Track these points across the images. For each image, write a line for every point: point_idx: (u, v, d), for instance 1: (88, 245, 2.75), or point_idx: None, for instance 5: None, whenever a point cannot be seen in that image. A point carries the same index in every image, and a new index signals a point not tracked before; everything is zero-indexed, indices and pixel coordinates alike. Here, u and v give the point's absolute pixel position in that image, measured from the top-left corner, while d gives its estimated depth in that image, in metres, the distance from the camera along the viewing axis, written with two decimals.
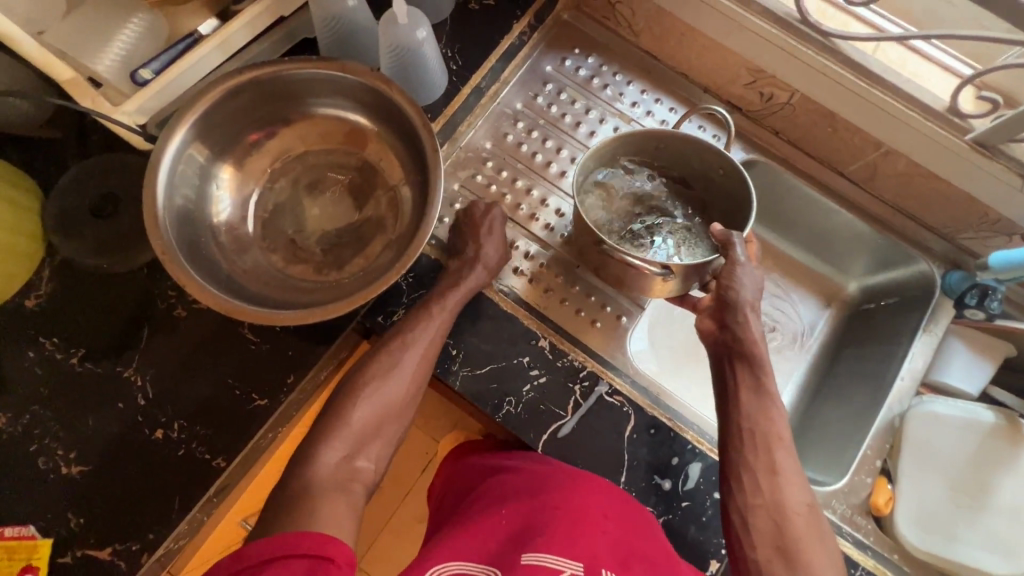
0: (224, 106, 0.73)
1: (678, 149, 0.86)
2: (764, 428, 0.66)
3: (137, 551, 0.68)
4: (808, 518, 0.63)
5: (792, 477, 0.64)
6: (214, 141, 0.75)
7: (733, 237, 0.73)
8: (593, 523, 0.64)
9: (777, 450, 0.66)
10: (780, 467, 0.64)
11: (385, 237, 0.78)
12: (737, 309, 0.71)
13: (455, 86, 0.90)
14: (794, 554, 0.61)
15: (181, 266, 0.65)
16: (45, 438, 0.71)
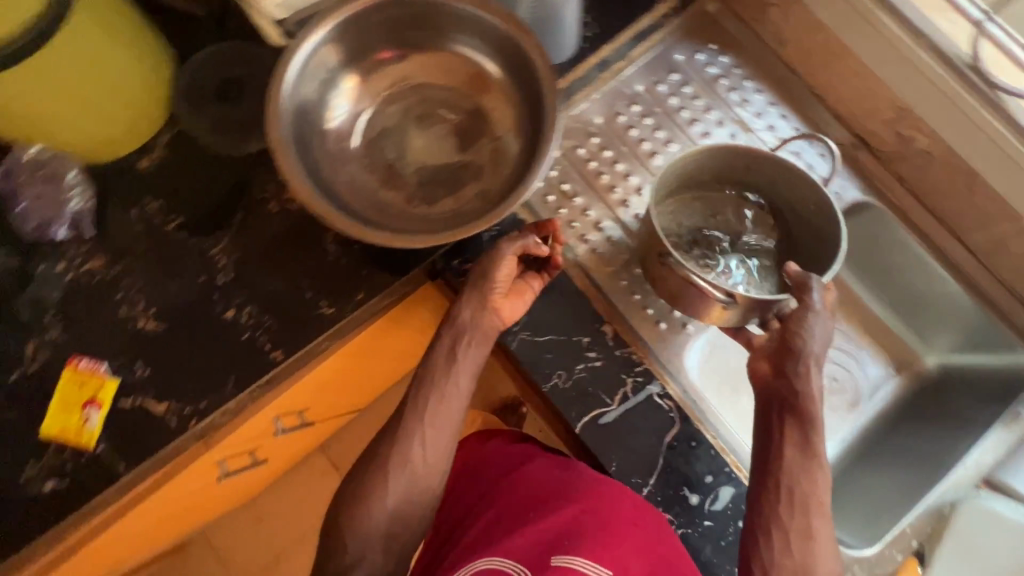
0: (367, 17, 0.76)
1: (768, 173, 0.82)
2: (805, 490, 0.63)
3: (189, 414, 0.72)
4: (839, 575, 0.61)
5: (826, 545, 0.62)
6: (347, 48, 0.77)
7: (811, 280, 0.69)
8: (622, 531, 0.65)
9: (815, 516, 0.62)
10: (815, 534, 0.62)
11: (479, 185, 0.78)
12: (800, 359, 0.67)
13: (583, 53, 0.88)
14: None
15: (292, 161, 0.68)
16: (131, 290, 0.75)
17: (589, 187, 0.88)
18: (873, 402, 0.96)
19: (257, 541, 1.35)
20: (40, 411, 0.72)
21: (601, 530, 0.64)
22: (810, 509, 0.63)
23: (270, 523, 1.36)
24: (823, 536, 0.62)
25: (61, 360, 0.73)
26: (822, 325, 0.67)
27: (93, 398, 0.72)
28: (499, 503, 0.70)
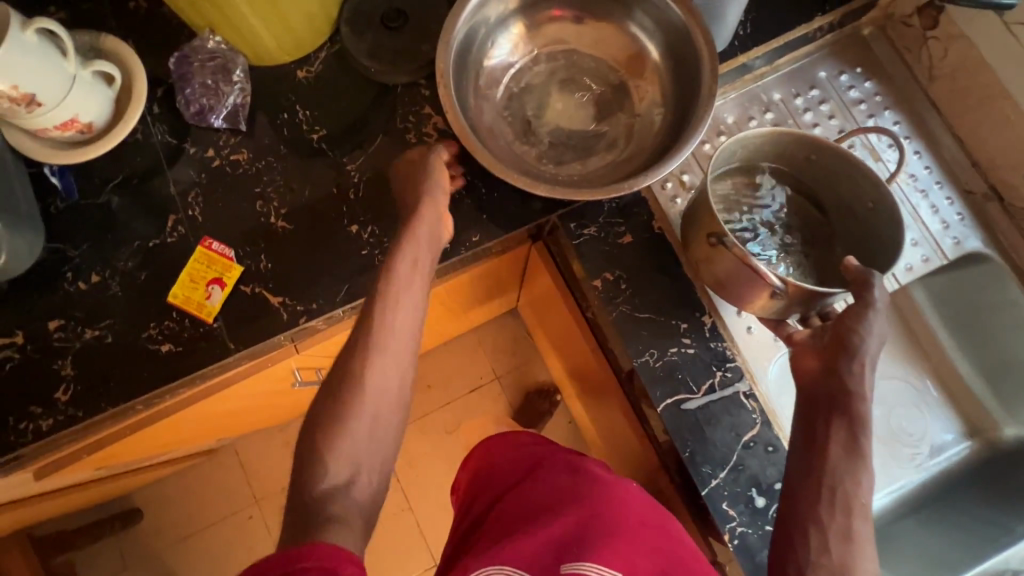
0: None
1: (831, 167, 0.77)
2: (849, 490, 0.59)
3: (300, 312, 0.76)
4: None
5: (867, 551, 0.58)
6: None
7: (872, 277, 0.65)
8: (629, 534, 0.66)
9: (857, 516, 0.59)
10: (856, 535, 0.58)
11: (610, 156, 0.80)
12: (855, 358, 0.63)
13: (733, 50, 0.89)
14: None
15: (450, 91, 0.71)
16: (268, 187, 0.80)
17: None
18: (936, 460, 0.94)
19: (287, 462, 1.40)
20: (169, 278, 0.77)
21: (607, 535, 0.65)
22: (852, 512, 0.59)
23: None
24: (864, 541, 0.58)
25: (195, 238, 0.79)
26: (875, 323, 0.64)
27: (218, 277, 0.77)
28: (510, 505, 0.71)
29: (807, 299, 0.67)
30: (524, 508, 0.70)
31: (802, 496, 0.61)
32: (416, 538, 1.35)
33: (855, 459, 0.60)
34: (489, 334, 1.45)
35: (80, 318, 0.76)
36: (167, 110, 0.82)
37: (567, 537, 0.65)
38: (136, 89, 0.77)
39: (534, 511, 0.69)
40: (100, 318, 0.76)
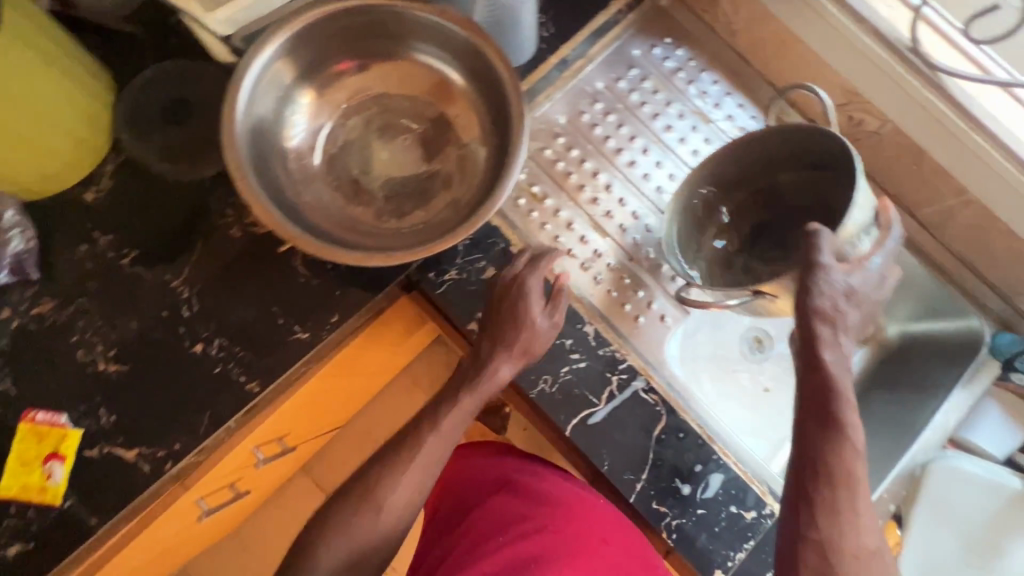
0: (317, 31, 0.72)
1: (796, 145, 0.76)
2: (833, 459, 0.58)
3: (162, 458, 0.68)
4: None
5: (857, 524, 0.57)
6: (301, 65, 0.74)
7: (820, 232, 0.61)
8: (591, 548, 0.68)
9: (842, 487, 0.57)
10: (843, 508, 0.57)
11: (449, 194, 0.77)
12: (813, 314, 0.61)
13: (543, 53, 0.87)
14: None
15: (251, 184, 0.65)
16: (87, 332, 0.71)
17: (559, 188, 0.88)
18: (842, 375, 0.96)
19: None
20: None
21: (570, 551, 0.68)
22: (838, 484, 0.57)
23: None
24: (857, 516, 0.57)
25: (14, 414, 0.68)
26: (833, 287, 0.61)
27: (56, 451, 0.67)
28: (479, 519, 0.73)
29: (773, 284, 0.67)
30: (492, 524, 0.72)
31: (798, 472, 0.59)
32: None
33: (838, 432, 0.58)
34: None
35: None
36: None
37: (530, 561, 0.67)
38: None
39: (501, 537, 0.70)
40: None
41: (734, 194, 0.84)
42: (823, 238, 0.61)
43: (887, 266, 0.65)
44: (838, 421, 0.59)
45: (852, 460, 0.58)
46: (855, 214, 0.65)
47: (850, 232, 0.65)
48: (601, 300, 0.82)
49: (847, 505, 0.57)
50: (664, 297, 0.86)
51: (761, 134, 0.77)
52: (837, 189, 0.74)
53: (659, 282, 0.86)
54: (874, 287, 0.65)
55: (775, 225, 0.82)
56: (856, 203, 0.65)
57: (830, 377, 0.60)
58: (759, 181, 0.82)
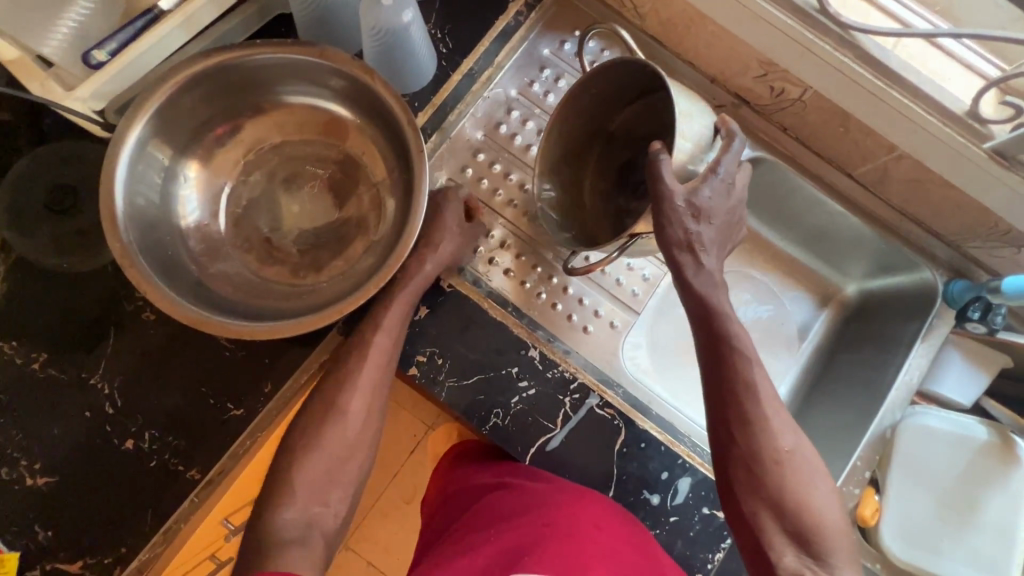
0: (177, 104, 0.66)
1: (611, 83, 0.75)
2: (729, 375, 0.66)
3: (111, 564, 0.66)
4: (795, 462, 0.64)
5: (767, 425, 0.65)
6: (177, 138, 0.69)
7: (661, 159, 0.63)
8: (580, 536, 0.64)
9: (746, 398, 0.65)
10: (749, 415, 0.65)
11: (367, 238, 0.74)
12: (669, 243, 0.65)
13: (445, 71, 0.84)
14: (786, 504, 0.63)
15: (144, 272, 0.61)
16: (8, 448, 0.67)
17: (486, 206, 0.85)
18: (807, 339, 1.02)
19: None
20: None
21: (562, 537, 0.64)
22: (744, 397, 0.65)
23: None
24: (762, 418, 0.65)
25: None
26: (689, 216, 0.64)
27: None
28: (472, 518, 0.73)
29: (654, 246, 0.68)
30: (481, 521, 0.71)
31: (711, 397, 0.67)
32: None
33: (728, 350, 0.66)
34: None
35: None
36: None
37: (516, 548, 0.64)
38: None
39: (489, 533, 0.68)
40: None
41: (585, 148, 0.83)
42: (664, 165, 0.63)
43: (729, 168, 0.66)
44: (726, 342, 0.66)
45: (749, 371, 0.65)
46: (685, 128, 0.66)
47: (684, 151, 0.67)
48: (544, 316, 0.81)
49: (756, 413, 0.65)
50: (611, 303, 0.85)
51: (566, 96, 0.75)
52: (669, 103, 0.74)
53: (603, 288, 0.85)
54: (719, 198, 0.66)
55: (637, 159, 0.80)
56: (682, 117, 0.66)
57: (705, 296, 0.67)
58: (603, 125, 0.81)
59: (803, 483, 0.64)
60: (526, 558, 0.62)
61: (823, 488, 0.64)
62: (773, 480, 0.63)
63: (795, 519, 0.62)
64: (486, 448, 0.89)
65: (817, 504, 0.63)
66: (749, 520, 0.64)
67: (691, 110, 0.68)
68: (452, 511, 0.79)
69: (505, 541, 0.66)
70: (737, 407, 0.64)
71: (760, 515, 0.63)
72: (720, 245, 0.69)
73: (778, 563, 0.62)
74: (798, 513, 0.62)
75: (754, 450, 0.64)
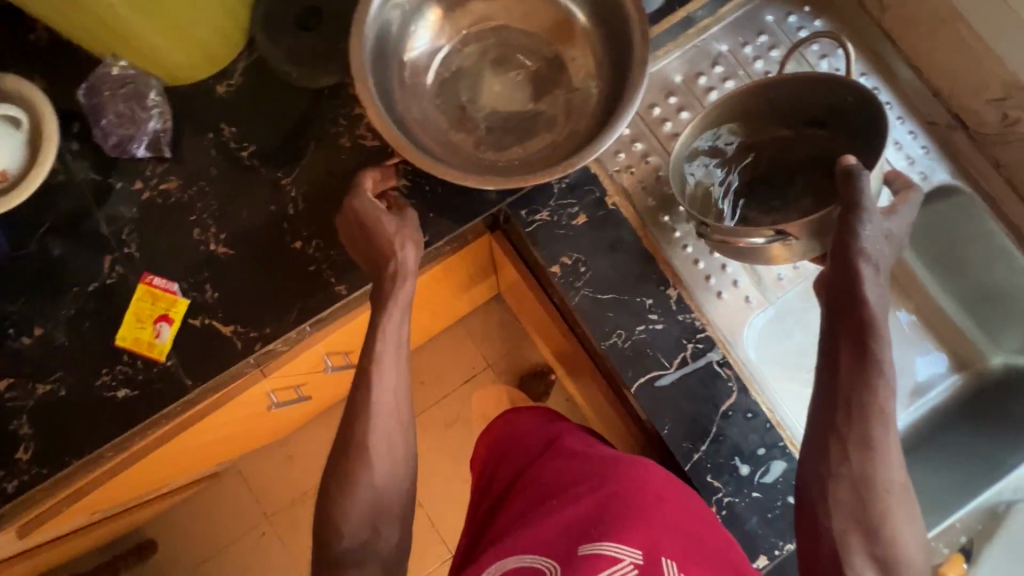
0: None
1: (796, 94, 0.75)
2: (865, 399, 0.61)
3: (254, 339, 0.74)
4: (900, 497, 0.61)
5: (885, 454, 0.61)
6: None
7: (860, 173, 0.62)
8: (648, 512, 0.64)
9: (874, 423, 0.61)
10: (873, 442, 0.61)
11: (551, 135, 0.77)
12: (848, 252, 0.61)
13: (672, 6, 0.85)
14: (878, 532, 0.60)
15: (370, 89, 0.67)
16: (204, 214, 0.77)
17: (662, 147, 0.85)
18: (924, 399, 0.92)
19: (289, 476, 1.36)
20: (114, 322, 0.74)
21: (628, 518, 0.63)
22: (871, 421, 0.61)
23: (304, 460, 1.37)
24: (884, 447, 0.61)
25: (135, 276, 0.76)
26: (880, 232, 0.62)
27: (165, 314, 0.74)
28: (538, 477, 0.74)
29: (819, 229, 0.66)
30: (546, 489, 0.71)
31: (835, 414, 0.62)
32: (431, 531, 1.27)
33: (872, 369, 0.61)
34: (478, 325, 1.34)
35: (30, 374, 0.74)
36: (86, 147, 0.78)
37: (584, 522, 0.64)
38: (45, 128, 0.71)
39: (555, 499, 0.69)
40: (51, 372, 0.74)
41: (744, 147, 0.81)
42: (863, 179, 0.62)
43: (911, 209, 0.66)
44: (875, 363, 0.61)
45: (886, 396, 0.61)
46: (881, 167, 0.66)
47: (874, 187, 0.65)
48: (684, 265, 0.80)
49: (881, 441, 0.61)
50: (752, 276, 0.83)
51: (765, 88, 0.74)
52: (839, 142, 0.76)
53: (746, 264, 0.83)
54: (902, 232, 0.65)
55: (778, 179, 0.80)
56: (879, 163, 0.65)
57: (870, 313, 0.61)
58: (756, 134, 0.80)
59: (905, 518, 0.61)
60: (601, 532, 0.62)
61: (920, 530, 0.62)
62: (877, 509, 0.60)
63: (887, 549, 0.60)
64: (541, 410, 0.86)
65: (910, 545, 0.61)
66: (836, 543, 0.61)
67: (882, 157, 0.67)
68: (511, 468, 0.81)
69: (573, 511, 0.66)
70: (862, 429, 0.61)
71: (847, 535, 0.61)
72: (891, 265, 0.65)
73: None
74: (891, 550, 0.60)
75: (862, 475, 0.61)
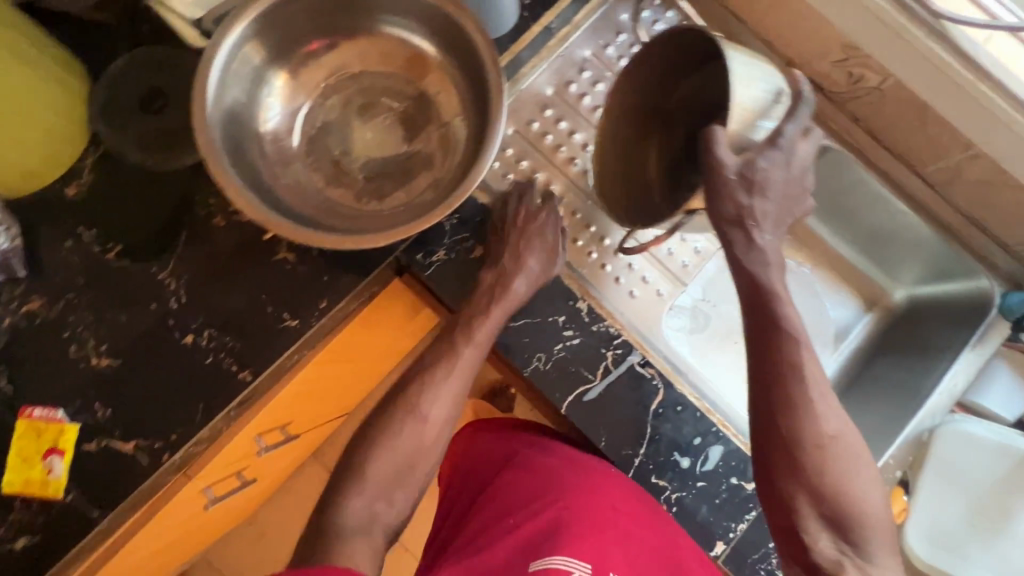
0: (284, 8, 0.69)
1: (663, 54, 0.74)
2: (781, 362, 0.64)
3: (160, 450, 0.69)
4: (836, 449, 0.64)
5: (813, 410, 0.63)
6: (274, 42, 0.72)
7: (716, 136, 0.62)
8: (602, 523, 0.65)
9: (795, 382, 0.64)
10: (797, 402, 0.63)
11: (432, 174, 0.76)
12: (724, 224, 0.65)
13: (526, 22, 0.83)
14: (820, 486, 0.63)
15: (223, 167, 0.63)
16: (78, 328, 0.71)
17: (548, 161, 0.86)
18: (845, 342, 1.01)
19: (259, 560, 1.28)
20: None
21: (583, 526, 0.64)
22: (792, 383, 0.64)
23: (273, 539, 1.29)
24: (811, 405, 0.64)
25: (10, 412, 0.69)
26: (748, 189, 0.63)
27: (54, 446, 0.68)
28: (493, 492, 0.72)
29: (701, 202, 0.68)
30: (500, 502, 0.70)
31: (760, 381, 0.65)
32: None
33: (781, 335, 0.64)
34: None
35: None
36: None
37: (540, 536, 0.64)
38: None
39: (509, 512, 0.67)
40: None
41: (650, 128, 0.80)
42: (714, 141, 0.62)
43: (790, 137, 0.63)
44: (781, 326, 0.64)
45: (800, 357, 0.64)
46: (743, 93, 0.62)
47: (743, 117, 0.62)
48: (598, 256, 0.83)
49: (805, 399, 0.63)
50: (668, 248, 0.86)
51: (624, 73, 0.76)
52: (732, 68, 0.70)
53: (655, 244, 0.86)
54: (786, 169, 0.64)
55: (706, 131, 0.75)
56: (739, 87, 0.61)
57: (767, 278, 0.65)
58: (666, 102, 0.79)
59: (843, 468, 0.63)
60: (549, 547, 0.62)
61: (863, 475, 0.64)
62: (813, 465, 0.63)
63: (831, 501, 0.63)
64: (502, 423, 0.84)
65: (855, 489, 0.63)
66: (787, 503, 0.64)
67: (757, 69, 0.64)
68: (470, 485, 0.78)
69: (527, 526, 0.65)
70: (784, 393, 0.63)
71: (792, 494, 0.64)
72: (778, 223, 0.66)
73: (812, 546, 0.63)
74: (835, 499, 0.63)
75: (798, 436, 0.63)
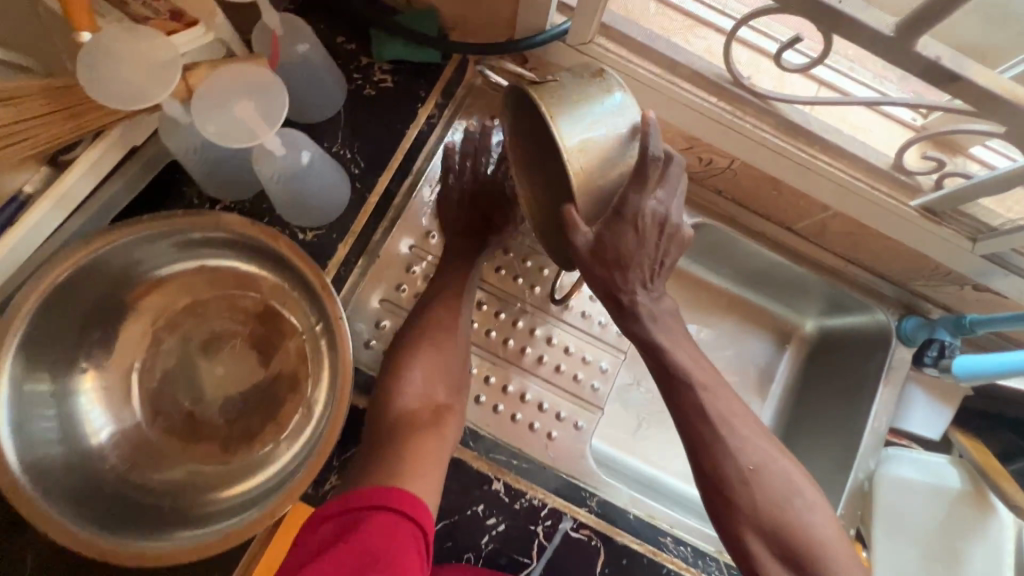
0: (77, 285, 0.60)
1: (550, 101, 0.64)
2: (685, 399, 0.62)
3: None
4: (759, 479, 0.60)
5: (730, 445, 0.61)
6: (77, 313, 0.62)
7: (571, 217, 0.57)
8: None
9: (702, 421, 0.61)
10: (713, 441, 0.61)
11: (301, 398, 0.69)
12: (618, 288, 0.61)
13: (361, 194, 0.77)
14: (768, 525, 0.58)
15: (41, 505, 0.54)
16: None
17: None
18: (778, 379, 1.00)
19: None
20: None
21: None
22: (699, 425, 0.62)
23: None
24: (724, 442, 0.61)
25: None
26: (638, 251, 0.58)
27: None
28: None
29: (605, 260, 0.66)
30: None
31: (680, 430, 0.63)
32: None
33: (673, 379, 0.63)
34: None
35: None
36: None
37: None
38: None
39: None
40: None
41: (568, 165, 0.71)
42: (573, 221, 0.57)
43: (639, 208, 0.55)
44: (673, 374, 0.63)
45: (695, 398, 0.62)
46: (574, 149, 0.55)
47: (585, 172, 0.55)
48: (518, 363, 0.81)
49: (717, 436, 0.61)
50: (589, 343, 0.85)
51: (506, 120, 0.67)
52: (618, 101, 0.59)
53: (576, 325, 0.85)
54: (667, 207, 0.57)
55: None
56: (571, 147, 0.55)
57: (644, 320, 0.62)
58: None
59: (779, 494, 0.59)
60: None
61: (799, 503, 0.60)
62: (747, 508, 0.59)
63: (782, 537, 0.58)
64: None
65: (800, 521, 0.59)
66: (743, 550, 0.59)
67: (596, 111, 0.56)
68: None
69: None
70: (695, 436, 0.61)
71: (750, 543, 0.59)
72: (653, 277, 0.61)
73: None
74: (782, 531, 0.58)
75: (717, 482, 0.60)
